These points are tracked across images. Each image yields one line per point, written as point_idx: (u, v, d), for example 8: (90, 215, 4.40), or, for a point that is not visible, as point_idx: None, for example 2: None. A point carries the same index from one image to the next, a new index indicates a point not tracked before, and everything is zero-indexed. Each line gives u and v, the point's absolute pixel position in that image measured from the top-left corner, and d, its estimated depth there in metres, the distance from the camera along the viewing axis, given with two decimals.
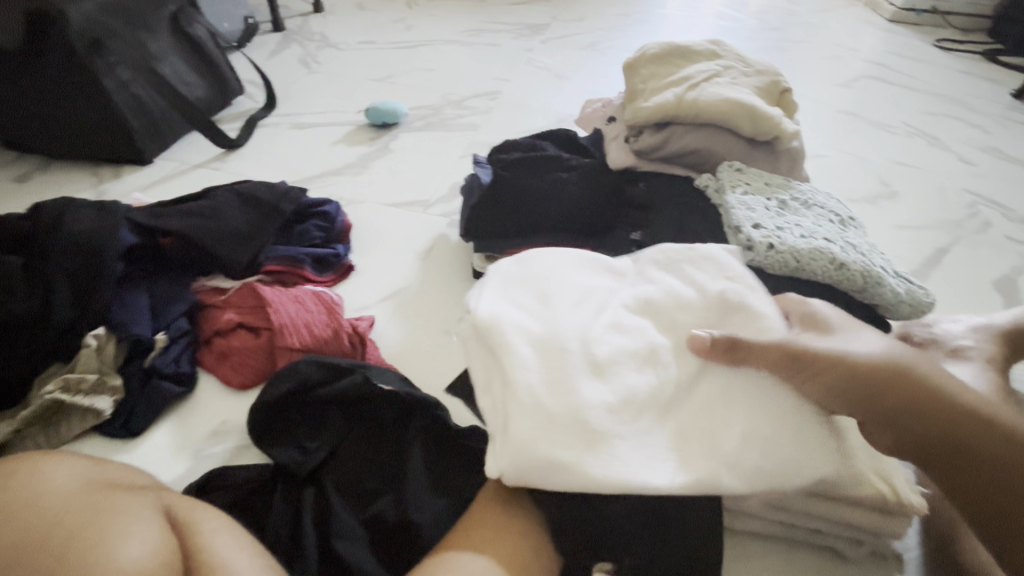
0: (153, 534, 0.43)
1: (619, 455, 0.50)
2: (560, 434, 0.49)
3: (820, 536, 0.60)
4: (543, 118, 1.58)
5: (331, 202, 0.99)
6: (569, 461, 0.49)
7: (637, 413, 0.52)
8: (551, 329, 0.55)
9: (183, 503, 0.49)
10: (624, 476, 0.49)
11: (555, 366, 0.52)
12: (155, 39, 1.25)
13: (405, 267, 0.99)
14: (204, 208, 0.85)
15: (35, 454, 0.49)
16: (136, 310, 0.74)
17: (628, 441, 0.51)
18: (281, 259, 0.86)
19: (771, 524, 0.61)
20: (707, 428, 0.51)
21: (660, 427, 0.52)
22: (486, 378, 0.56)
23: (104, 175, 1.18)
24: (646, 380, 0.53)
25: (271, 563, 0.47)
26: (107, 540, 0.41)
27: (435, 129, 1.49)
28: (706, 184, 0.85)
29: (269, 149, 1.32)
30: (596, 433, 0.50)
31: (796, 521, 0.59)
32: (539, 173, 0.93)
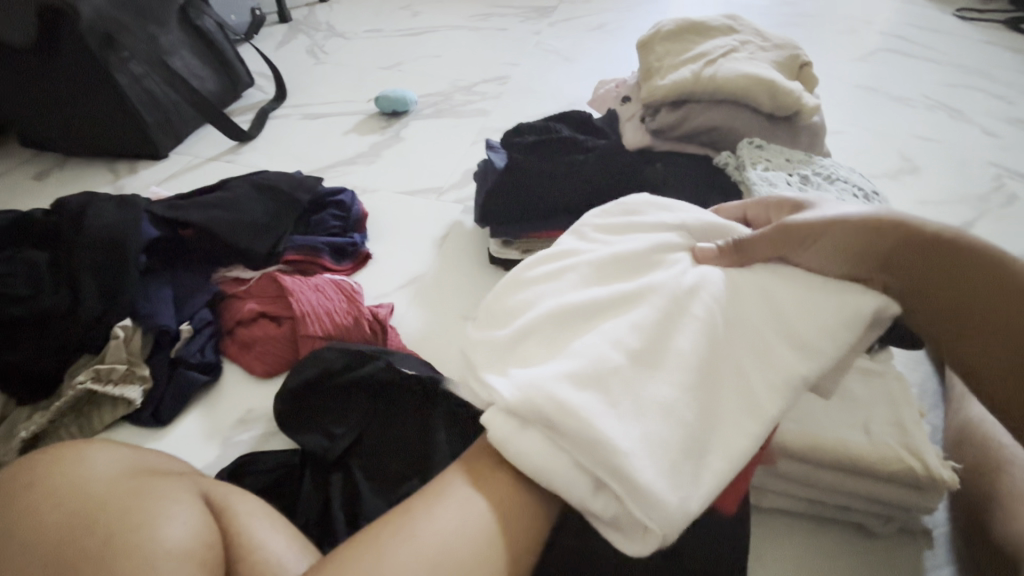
0: (195, 516, 0.44)
1: (711, 450, 0.45)
2: (668, 461, 0.43)
3: (847, 512, 0.60)
4: (554, 101, 1.56)
5: (346, 191, 0.99)
6: (678, 482, 0.43)
7: (698, 391, 0.46)
8: (587, 358, 0.47)
9: (220, 489, 0.49)
10: (729, 456, 0.45)
11: (609, 388, 0.46)
12: (167, 34, 1.25)
13: (422, 254, 1.00)
14: (222, 200, 0.85)
15: (76, 442, 0.50)
16: (160, 302, 0.75)
17: (708, 424, 0.46)
18: (299, 249, 0.86)
19: (795, 499, 0.61)
20: (754, 358, 0.48)
21: (718, 396, 0.47)
22: (547, 462, 0.44)
23: (120, 171, 1.19)
24: (671, 387, 0.46)
25: (307, 544, 0.48)
26: (151, 522, 0.42)
27: (445, 116, 1.48)
28: (726, 164, 0.84)
29: (282, 141, 1.33)
30: (690, 443, 0.45)
31: (822, 497, 0.59)
32: (555, 155, 0.92)
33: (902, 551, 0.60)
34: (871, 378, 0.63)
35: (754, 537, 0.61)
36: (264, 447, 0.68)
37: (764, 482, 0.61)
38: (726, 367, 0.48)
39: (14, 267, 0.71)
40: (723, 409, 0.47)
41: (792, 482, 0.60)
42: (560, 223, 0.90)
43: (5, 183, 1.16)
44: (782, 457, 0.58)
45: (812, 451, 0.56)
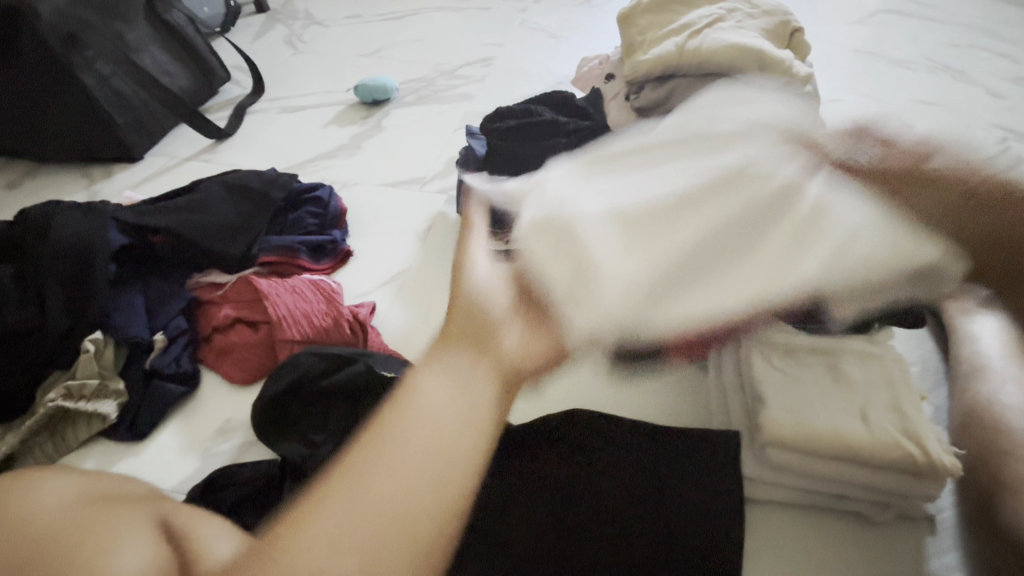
0: (152, 543, 0.42)
1: (703, 299, 0.48)
2: (643, 292, 0.48)
3: (846, 502, 0.58)
4: (540, 82, 1.51)
5: (323, 186, 0.95)
6: (686, 299, 0.48)
7: (708, 253, 0.49)
8: (606, 207, 0.53)
9: (183, 512, 0.47)
10: (772, 282, 0.48)
11: (634, 232, 0.51)
12: (134, 30, 1.21)
13: (404, 248, 0.97)
14: (193, 203, 0.82)
15: (32, 471, 0.49)
16: (132, 312, 0.73)
17: (714, 285, 0.49)
18: (275, 250, 0.84)
19: (793, 491, 0.59)
20: (762, 244, 0.49)
21: (752, 253, 0.49)
22: (569, 285, 0.49)
23: (95, 176, 1.16)
24: (690, 227, 0.50)
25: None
26: (106, 553, 0.40)
27: (428, 102, 1.43)
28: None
29: (260, 136, 1.29)
30: (684, 278, 0.49)
31: (818, 488, 0.57)
32: (537, 140, 0.88)
33: (904, 540, 0.57)
34: (868, 360, 0.61)
35: (749, 531, 0.59)
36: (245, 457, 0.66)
37: (761, 473, 0.59)
38: (754, 242, 0.49)
39: None
40: (769, 254, 0.49)
41: (787, 473, 0.57)
42: None
43: None
44: (775, 447, 0.56)
45: (806, 442, 0.54)
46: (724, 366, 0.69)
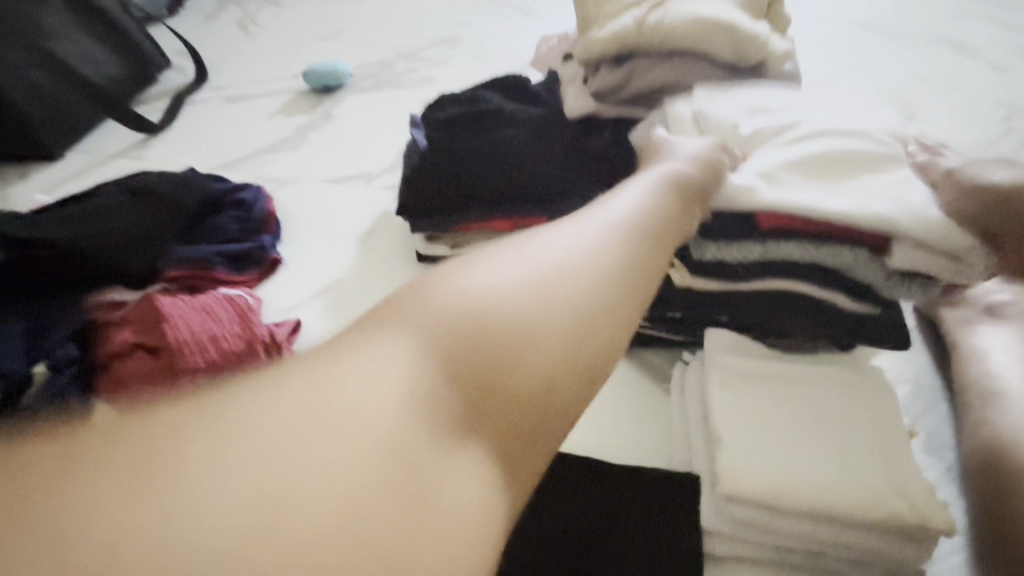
0: None
1: (796, 194, 0.55)
2: (811, 178, 0.57)
3: (824, 559, 0.48)
4: (508, 63, 1.39)
5: (250, 187, 0.86)
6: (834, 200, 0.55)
7: (799, 178, 0.57)
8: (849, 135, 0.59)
9: None
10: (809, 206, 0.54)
11: (802, 168, 0.57)
12: (50, 16, 1.10)
13: (342, 254, 0.87)
14: (86, 213, 0.73)
15: None
16: (9, 344, 0.64)
17: (814, 136, 0.59)
18: (188, 263, 0.75)
19: (764, 547, 0.49)
20: (810, 177, 0.57)
21: (834, 177, 0.58)
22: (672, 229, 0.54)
23: (11, 177, 1.06)
24: (824, 149, 0.58)
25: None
26: None
27: (384, 88, 1.32)
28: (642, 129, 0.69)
29: (197, 129, 1.18)
30: (816, 183, 0.57)
31: (791, 544, 0.48)
32: (481, 131, 0.79)
33: None
34: (852, 391, 0.53)
35: None
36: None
37: (724, 528, 0.49)
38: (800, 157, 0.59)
39: None
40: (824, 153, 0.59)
41: (754, 529, 0.48)
42: (490, 211, 0.76)
43: None
44: (737, 502, 0.47)
45: (773, 496, 0.45)
46: (686, 393, 0.60)
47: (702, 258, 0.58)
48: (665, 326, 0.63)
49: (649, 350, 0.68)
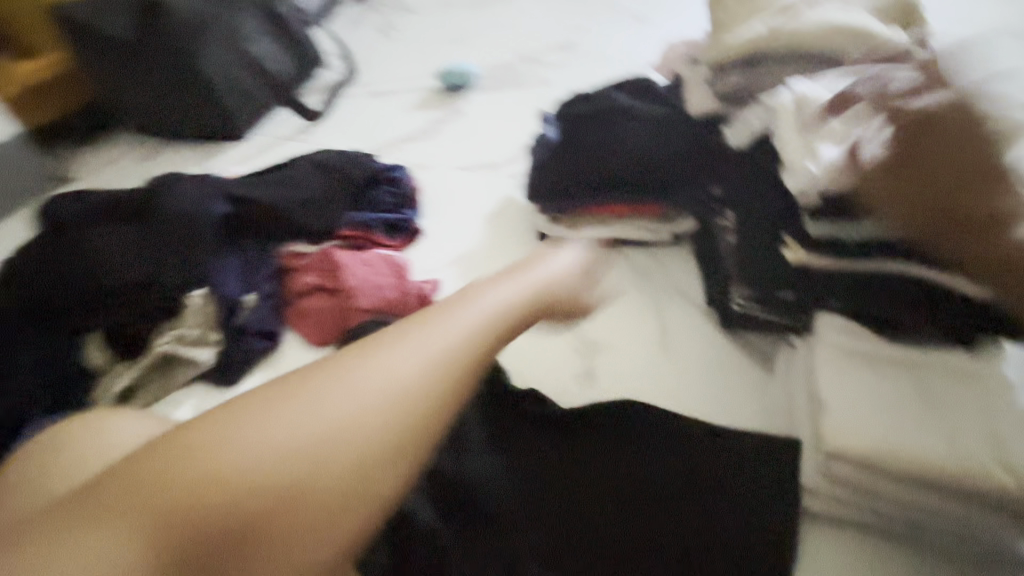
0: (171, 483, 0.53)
1: None
2: None
3: (918, 529, 0.55)
4: (621, 69, 1.47)
5: (400, 168, 1.01)
6: None
7: None
8: None
9: None
10: None
11: None
12: (247, 20, 1.32)
13: (472, 229, 1.00)
14: (285, 178, 0.91)
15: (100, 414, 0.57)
16: (227, 274, 0.82)
17: None
18: (353, 225, 0.90)
19: (853, 507, 0.56)
20: None
21: None
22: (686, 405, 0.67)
23: (208, 152, 1.30)
24: None
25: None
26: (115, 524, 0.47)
27: (505, 87, 1.45)
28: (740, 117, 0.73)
29: (349, 118, 1.37)
30: None
31: (887, 508, 0.54)
32: (606, 127, 0.89)
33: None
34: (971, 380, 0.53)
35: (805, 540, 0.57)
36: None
37: (820, 484, 0.57)
38: None
39: (111, 241, 0.82)
40: None
41: (846, 487, 0.56)
42: (610, 195, 0.87)
43: (116, 164, 1.30)
44: (840, 462, 0.54)
45: (877, 459, 0.52)
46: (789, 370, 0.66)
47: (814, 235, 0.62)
48: (773, 307, 0.69)
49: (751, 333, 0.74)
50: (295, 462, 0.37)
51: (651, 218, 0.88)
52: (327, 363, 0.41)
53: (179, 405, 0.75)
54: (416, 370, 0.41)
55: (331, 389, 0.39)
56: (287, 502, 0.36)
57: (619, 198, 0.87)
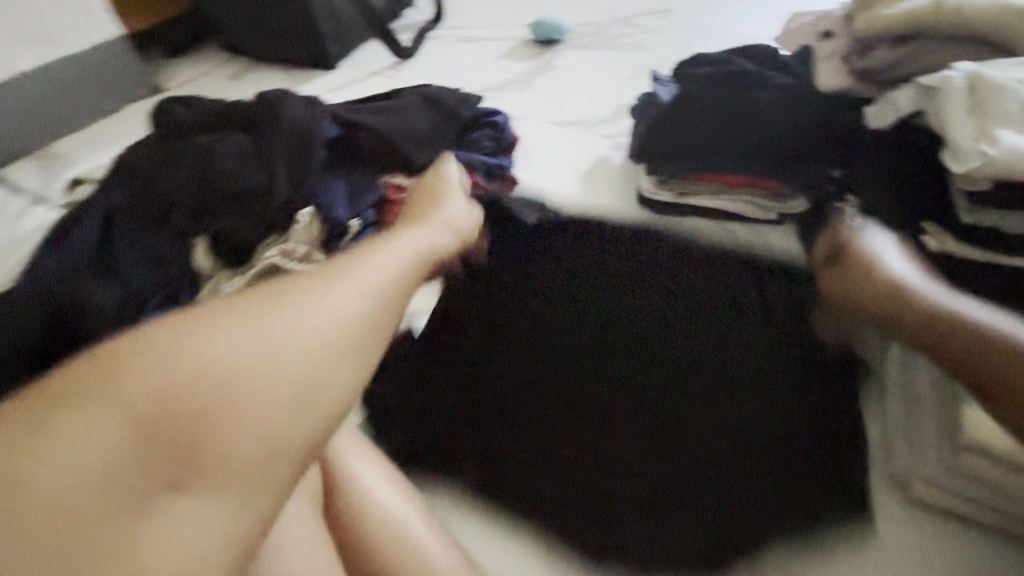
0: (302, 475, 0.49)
1: None
2: None
3: None
4: (721, 39, 1.34)
5: (501, 113, 0.98)
6: None
7: None
8: None
9: None
10: None
11: None
12: None
13: (566, 186, 0.98)
14: (393, 108, 0.90)
15: None
16: (336, 196, 0.82)
17: None
18: (456, 164, 0.89)
19: (959, 499, 0.55)
20: None
21: None
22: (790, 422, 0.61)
23: (296, 78, 1.29)
24: None
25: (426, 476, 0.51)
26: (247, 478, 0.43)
27: (599, 47, 1.39)
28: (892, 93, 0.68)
29: (438, 60, 1.34)
30: None
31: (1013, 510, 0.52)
32: (736, 89, 0.83)
33: None
34: None
35: (923, 537, 0.55)
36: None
37: (936, 474, 0.55)
38: None
39: (226, 149, 0.81)
40: None
41: (963, 479, 0.54)
42: (725, 164, 0.83)
43: (208, 78, 1.30)
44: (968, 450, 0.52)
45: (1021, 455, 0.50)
46: None
47: (967, 224, 0.60)
48: None
49: None
50: (190, 411, 0.32)
51: (763, 194, 0.85)
52: (259, 297, 0.37)
53: None
54: (360, 310, 0.38)
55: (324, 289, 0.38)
56: (224, 401, 0.32)
57: (732, 168, 0.83)
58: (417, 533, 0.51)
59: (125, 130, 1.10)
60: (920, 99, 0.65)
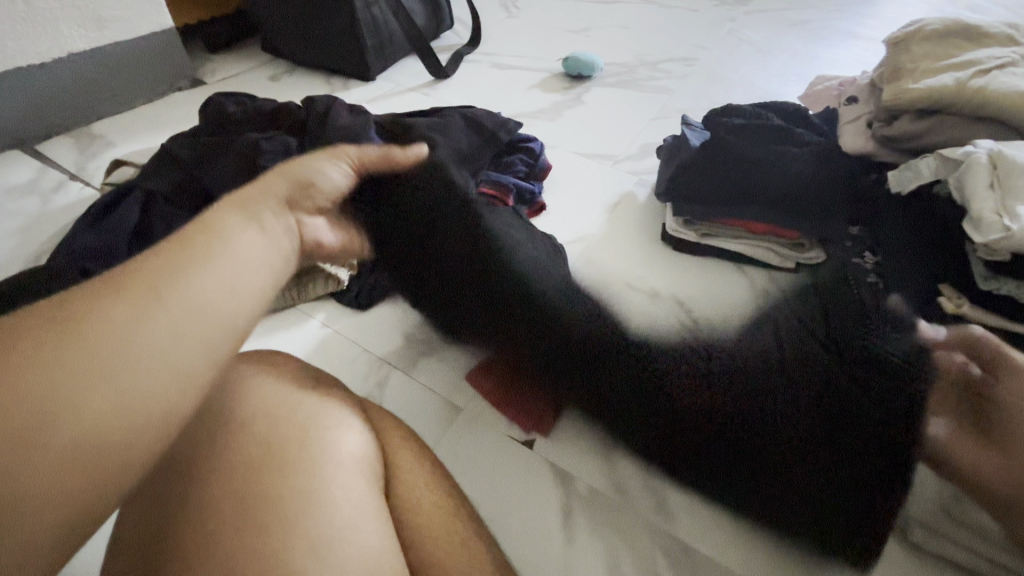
0: (359, 429, 0.46)
1: None
2: None
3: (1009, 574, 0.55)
4: (743, 93, 1.40)
5: (535, 140, 1.03)
6: None
7: None
8: None
9: (377, 411, 0.51)
10: None
11: None
12: None
13: (593, 215, 1.01)
14: (436, 125, 0.93)
15: (262, 355, 0.50)
16: None
17: None
18: (493, 184, 0.92)
19: (954, 546, 0.57)
20: None
21: None
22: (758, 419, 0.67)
23: (334, 86, 1.33)
24: None
25: (458, 487, 0.49)
26: (311, 442, 0.42)
27: (628, 86, 1.43)
28: (909, 163, 0.74)
29: (472, 83, 1.38)
30: None
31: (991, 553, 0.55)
32: (764, 142, 0.88)
33: None
34: None
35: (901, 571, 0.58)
36: (434, 353, 0.75)
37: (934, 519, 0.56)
38: None
39: (272, 145, 0.83)
40: None
41: (961, 527, 0.56)
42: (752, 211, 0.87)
43: (246, 77, 1.33)
44: None
45: None
46: None
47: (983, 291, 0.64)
48: None
49: None
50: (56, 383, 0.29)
51: (784, 242, 0.87)
52: (192, 249, 0.36)
53: (309, 316, 0.79)
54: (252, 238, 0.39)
55: (118, 313, 0.32)
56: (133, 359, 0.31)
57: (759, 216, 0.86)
58: (450, 513, 0.46)
59: (164, 118, 1.12)
60: (942, 170, 0.69)
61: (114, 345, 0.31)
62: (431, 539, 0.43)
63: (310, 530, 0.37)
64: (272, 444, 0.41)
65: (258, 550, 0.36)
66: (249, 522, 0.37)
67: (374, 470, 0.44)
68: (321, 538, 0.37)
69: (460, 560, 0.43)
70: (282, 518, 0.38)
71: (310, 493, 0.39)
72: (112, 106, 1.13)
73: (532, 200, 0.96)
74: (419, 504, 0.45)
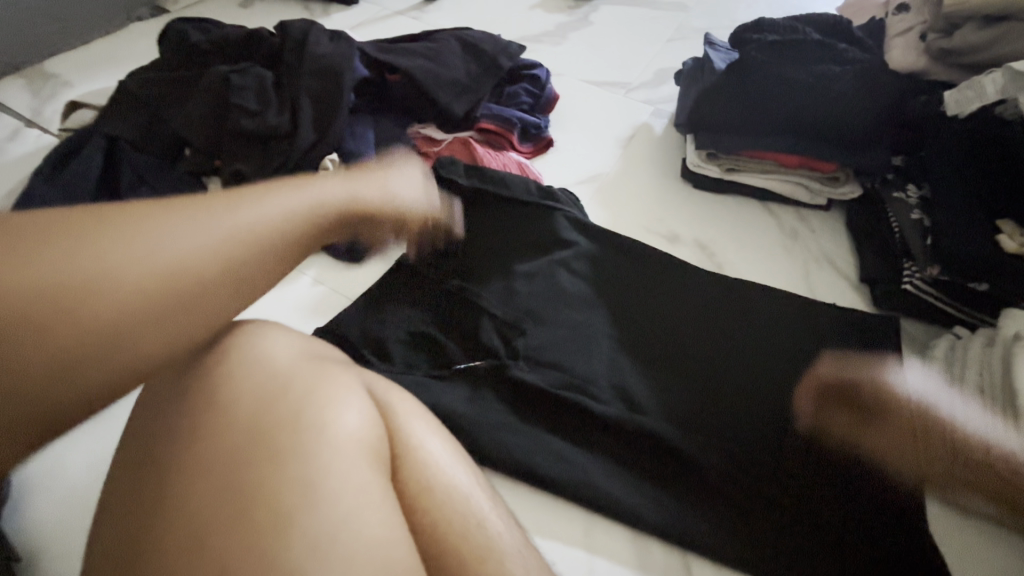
0: (363, 405, 0.41)
1: None
2: None
3: None
4: (768, 9, 1.25)
5: (540, 67, 0.92)
6: None
7: None
8: None
9: (382, 384, 0.45)
10: None
11: None
12: None
13: (605, 151, 0.91)
14: (429, 51, 0.83)
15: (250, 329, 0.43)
16: (363, 143, 0.74)
17: None
18: (495, 119, 0.83)
19: (997, 504, 0.53)
20: None
21: None
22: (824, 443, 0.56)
23: (313, 11, 1.19)
24: None
25: (473, 462, 0.45)
26: (304, 428, 0.37)
27: (640, 3, 1.28)
28: (964, 94, 0.66)
29: (467, 4, 1.23)
30: None
31: None
32: (801, 61, 0.77)
33: None
34: None
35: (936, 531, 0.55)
36: (427, 349, 0.61)
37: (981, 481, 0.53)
38: None
39: (244, 80, 0.74)
40: None
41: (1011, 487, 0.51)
42: (783, 143, 0.78)
43: (213, 3, 1.19)
44: None
45: None
46: (961, 363, 0.60)
47: None
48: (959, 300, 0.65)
49: (911, 319, 0.70)
50: None
51: (816, 176, 0.80)
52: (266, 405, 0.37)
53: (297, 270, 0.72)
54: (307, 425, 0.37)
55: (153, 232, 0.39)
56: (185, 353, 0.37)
57: (790, 147, 0.78)
58: (463, 489, 0.42)
59: (124, 53, 1.01)
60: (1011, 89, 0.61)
61: (151, 253, 0.38)
62: (444, 525, 0.39)
63: (307, 526, 0.33)
64: (261, 431, 0.37)
65: (255, 547, 0.33)
66: (243, 522, 0.33)
67: (378, 456, 0.39)
68: (324, 534, 0.33)
69: (478, 541, 0.39)
70: (276, 513, 0.34)
71: (310, 479, 0.35)
72: (65, 40, 1.01)
73: (539, 136, 0.87)
74: (430, 486, 0.40)
